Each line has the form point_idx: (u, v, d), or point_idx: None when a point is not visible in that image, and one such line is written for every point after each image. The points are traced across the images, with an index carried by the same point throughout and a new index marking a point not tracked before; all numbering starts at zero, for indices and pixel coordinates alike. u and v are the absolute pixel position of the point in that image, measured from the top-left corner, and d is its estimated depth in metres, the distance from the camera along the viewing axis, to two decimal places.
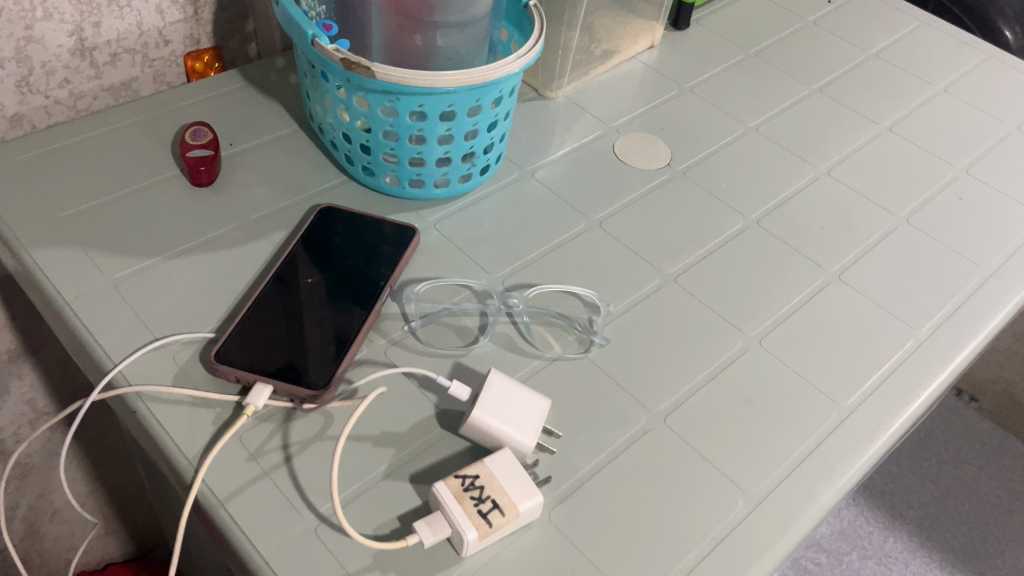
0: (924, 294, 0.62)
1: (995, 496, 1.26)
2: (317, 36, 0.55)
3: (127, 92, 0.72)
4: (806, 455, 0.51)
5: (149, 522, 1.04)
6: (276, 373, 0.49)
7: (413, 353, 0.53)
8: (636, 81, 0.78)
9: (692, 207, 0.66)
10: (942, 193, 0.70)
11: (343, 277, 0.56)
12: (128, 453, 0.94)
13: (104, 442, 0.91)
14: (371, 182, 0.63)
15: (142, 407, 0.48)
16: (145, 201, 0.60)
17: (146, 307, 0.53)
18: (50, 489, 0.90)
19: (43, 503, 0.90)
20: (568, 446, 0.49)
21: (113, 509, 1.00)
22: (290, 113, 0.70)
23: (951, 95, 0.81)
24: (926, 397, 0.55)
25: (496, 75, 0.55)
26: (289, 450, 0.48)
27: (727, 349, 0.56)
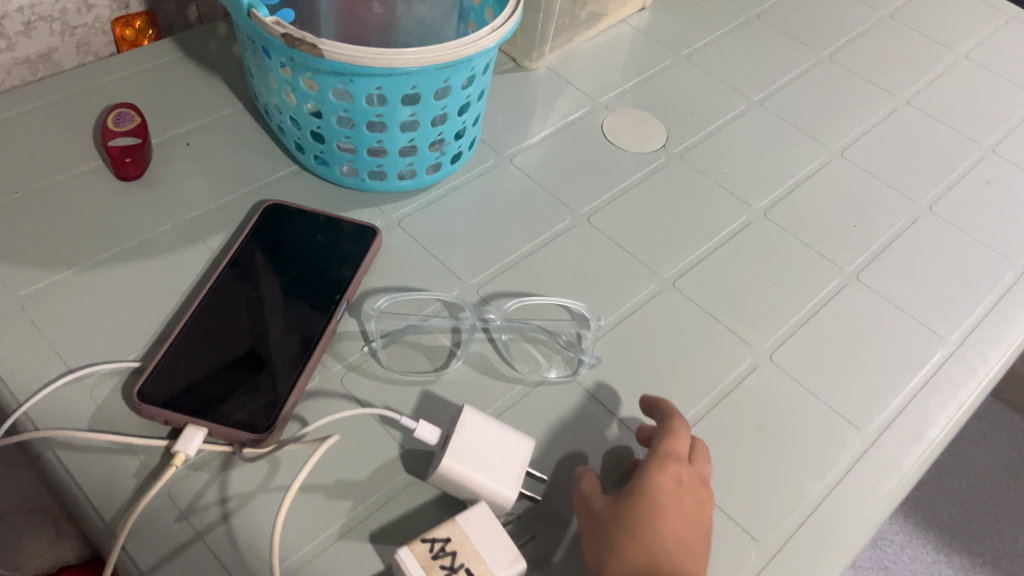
0: (952, 295, 0.55)
1: (992, 473, 1.18)
2: (254, 6, 0.46)
3: (46, 64, 0.62)
4: (826, 495, 0.45)
5: None
6: (211, 413, 0.41)
7: (374, 380, 0.46)
8: (625, 48, 0.70)
9: (691, 196, 0.59)
10: (966, 177, 0.63)
11: (291, 288, 0.48)
12: None
13: None
14: (325, 172, 0.55)
15: (52, 456, 0.41)
16: (63, 199, 0.52)
17: (59, 332, 0.45)
18: None
19: None
20: (555, 493, 0.43)
21: None
22: (234, 90, 0.62)
23: (972, 62, 0.73)
24: (955, 417, 0.49)
25: (468, 52, 0.46)
26: (228, 505, 0.40)
27: (735, 366, 0.49)
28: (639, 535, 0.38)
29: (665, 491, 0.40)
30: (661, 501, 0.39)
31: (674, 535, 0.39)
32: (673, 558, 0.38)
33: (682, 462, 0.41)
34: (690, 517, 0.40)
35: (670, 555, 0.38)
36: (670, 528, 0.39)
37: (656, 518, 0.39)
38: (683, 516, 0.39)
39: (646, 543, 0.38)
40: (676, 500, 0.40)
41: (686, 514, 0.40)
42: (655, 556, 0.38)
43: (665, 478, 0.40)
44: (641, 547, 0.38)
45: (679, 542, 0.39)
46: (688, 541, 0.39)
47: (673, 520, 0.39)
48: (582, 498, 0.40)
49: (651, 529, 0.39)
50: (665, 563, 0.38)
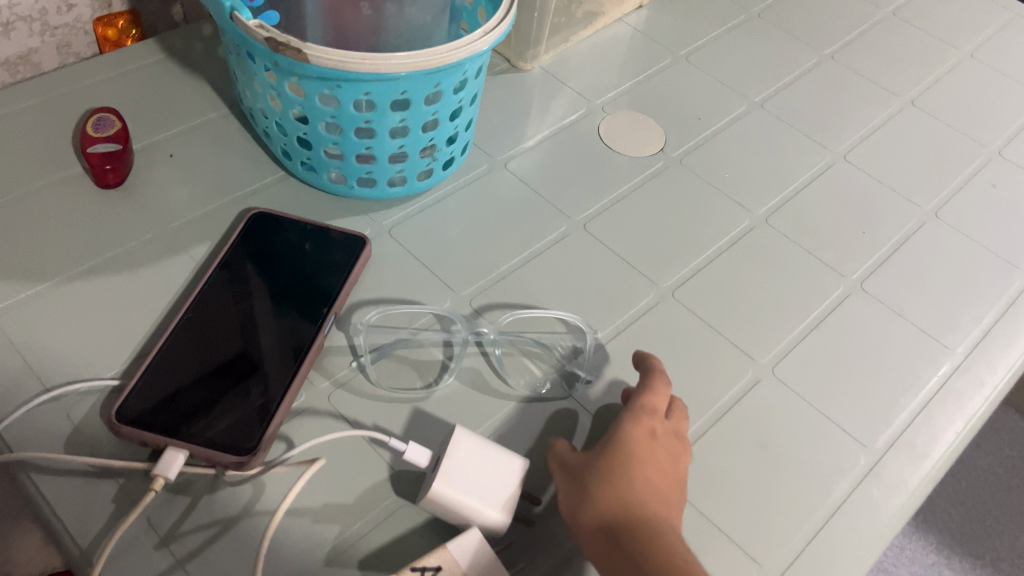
0: (958, 305, 0.54)
1: (992, 473, 1.14)
2: (236, 9, 0.44)
3: (25, 66, 0.60)
4: (831, 515, 0.43)
5: None
6: (192, 435, 0.40)
7: (363, 397, 0.44)
8: (622, 48, 0.68)
9: (690, 202, 0.57)
10: (972, 181, 0.62)
11: (277, 303, 0.46)
12: None
13: None
14: (313, 179, 0.53)
15: (27, 481, 0.39)
16: (41, 208, 0.50)
17: (36, 348, 0.44)
18: None
19: None
20: (551, 515, 0.41)
21: None
22: (220, 93, 0.60)
23: (977, 61, 0.72)
24: (963, 432, 0.47)
25: (460, 57, 0.45)
26: (210, 530, 0.39)
27: (736, 380, 0.48)
28: (611, 480, 0.39)
29: (640, 442, 0.41)
30: (635, 450, 0.40)
31: (647, 483, 0.39)
32: (646, 502, 0.39)
33: (658, 418, 0.42)
34: (664, 469, 0.41)
35: (643, 500, 0.39)
36: (643, 475, 0.39)
37: (629, 465, 0.40)
38: (657, 467, 0.40)
39: (620, 488, 0.39)
40: (650, 450, 0.41)
41: (660, 464, 0.40)
42: (627, 502, 0.39)
43: (637, 429, 0.41)
44: (614, 492, 0.39)
45: (653, 489, 0.39)
46: (661, 489, 0.40)
47: (647, 468, 0.40)
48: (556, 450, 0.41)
49: (624, 475, 0.39)
50: (637, 506, 0.38)
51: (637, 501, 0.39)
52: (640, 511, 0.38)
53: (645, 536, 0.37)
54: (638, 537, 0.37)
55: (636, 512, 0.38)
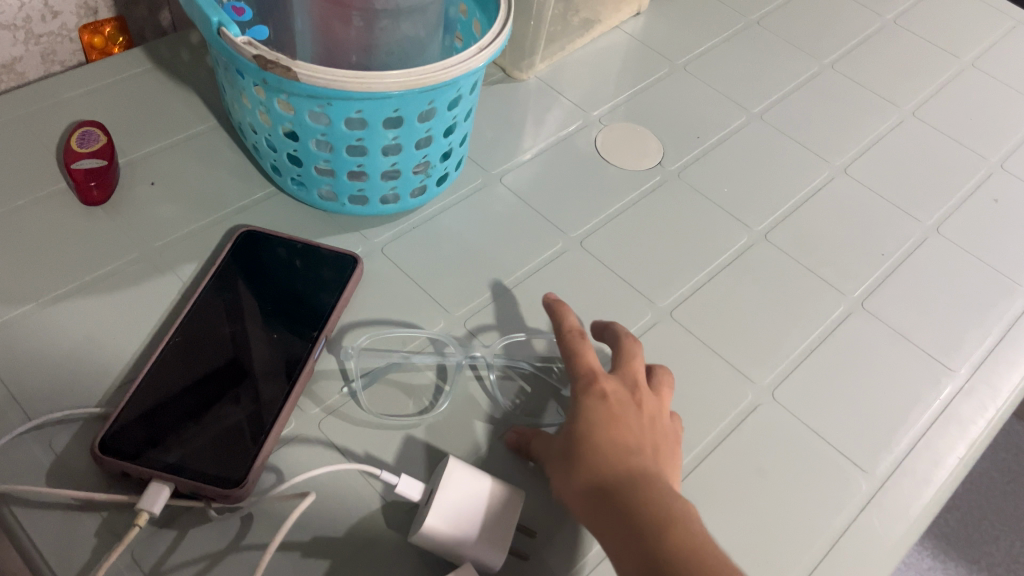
0: (960, 324, 0.53)
1: (988, 477, 1.14)
2: (223, 24, 0.43)
3: (8, 75, 0.59)
4: (831, 545, 0.42)
5: None
6: (178, 467, 0.38)
7: (354, 426, 0.43)
8: (619, 56, 0.67)
9: (688, 218, 0.56)
10: (974, 195, 0.61)
11: (267, 326, 0.45)
12: None
13: None
14: (303, 195, 0.52)
15: (6, 514, 0.38)
16: (23, 227, 0.49)
17: (17, 375, 0.42)
18: None
19: None
20: (548, 547, 0.40)
21: None
22: (208, 105, 0.59)
23: (979, 71, 0.71)
24: (965, 456, 0.47)
25: (453, 75, 0.44)
26: (198, 565, 0.38)
27: (735, 404, 0.47)
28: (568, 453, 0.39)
29: (586, 403, 0.40)
30: (582, 416, 0.40)
31: (615, 444, 0.39)
32: (608, 465, 0.38)
33: (598, 378, 0.41)
34: (621, 423, 0.40)
35: (607, 462, 0.38)
36: (598, 439, 0.39)
37: (582, 431, 0.39)
38: (612, 425, 0.39)
39: (587, 460, 0.38)
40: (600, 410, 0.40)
41: (616, 422, 0.40)
42: (604, 470, 0.38)
43: (585, 396, 0.40)
44: (587, 468, 0.38)
45: (614, 448, 0.39)
46: (623, 443, 0.39)
47: (600, 430, 0.39)
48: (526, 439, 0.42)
49: (577, 444, 0.39)
50: (600, 472, 0.38)
51: (598, 467, 0.38)
52: (604, 475, 0.38)
53: (613, 498, 0.37)
54: (608, 502, 0.37)
55: (601, 478, 0.38)
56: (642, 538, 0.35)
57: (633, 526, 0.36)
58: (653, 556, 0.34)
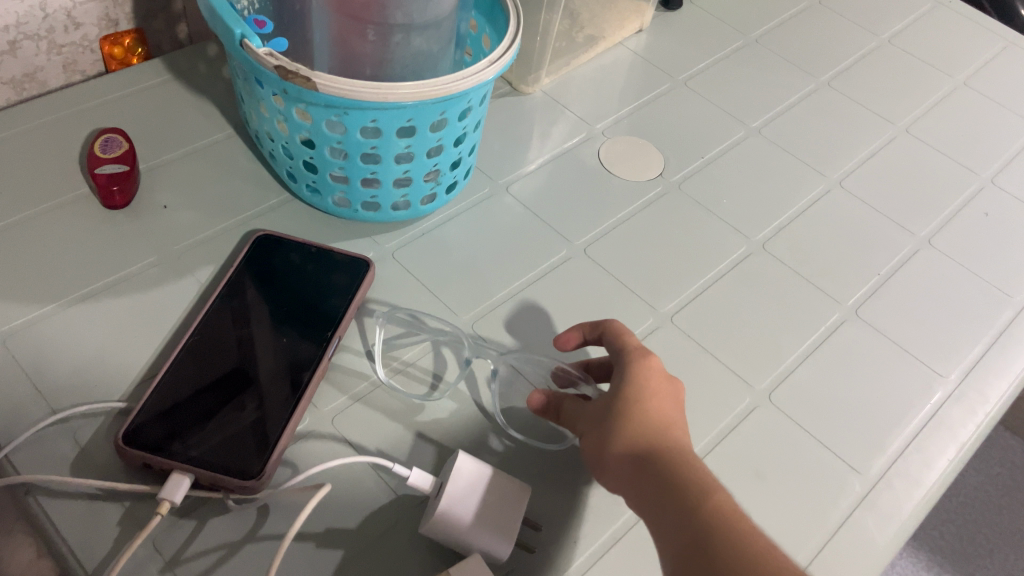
0: (951, 332, 0.55)
1: (983, 492, 1.15)
2: (246, 36, 0.45)
3: (31, 84, 0.61)
4: (826, 542, 0.44)
5: None
6: (197, 460, 0.40)
7: (363, 423, 0.45)
8: (622, 72, 0.69)
9: (689, 227, 0.58)
10: (965, 209, 0.63)
11: (282, 326, 0.47)
12: None
13: None
14: (317, 201, 0.54)
15: (31, 503, 0.40)
16: (47, 230, 0.51)
17: (42, 371, 0.44)
18: None
19: None
20: (552, 542, 0.42)
21: None
22: (225, 115, 0.60)
23: (971, 89, 0.73)
24: (956, 460, 0.48)
25: (465, 87, 0.46)
26: (215, 555, 0.39)
27: (734, 407, 0.48)
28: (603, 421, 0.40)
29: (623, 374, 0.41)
30: (631, 381, 0.41)
31: (660, 413, 0.40)
32: (647, 433, 0.39)
33: (646, 350, 0.43)
34: (658, 394, 0.41)
35: (648, 429, 0.39)
36: (642, 404, 0.40)
37: (619, 399, 0.40)
38: (647, 393, 0.40)
39: (634, 423, 0.39)
40: (646, 378, 0.41)
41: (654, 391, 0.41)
42: (649, 436, 0.39)
43: (635, 364, 0.41)
44: (633, 430, 0.39)
45: (658, 417, 0.40)
46: (665, 415, 0.40)
47: (645, 396, 0.40)
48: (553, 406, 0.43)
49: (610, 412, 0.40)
50: (646, 436, 0.39)
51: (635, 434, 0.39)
52: (650, 440, 0.39)
53: (654, 463, 0.38)
54: (652, 467, 0.38)
55: (641, 444, 0.39)
56: (688, 501, 0.36)
57: (677, 490, 0.37)
58: (698, 520, 0.35)
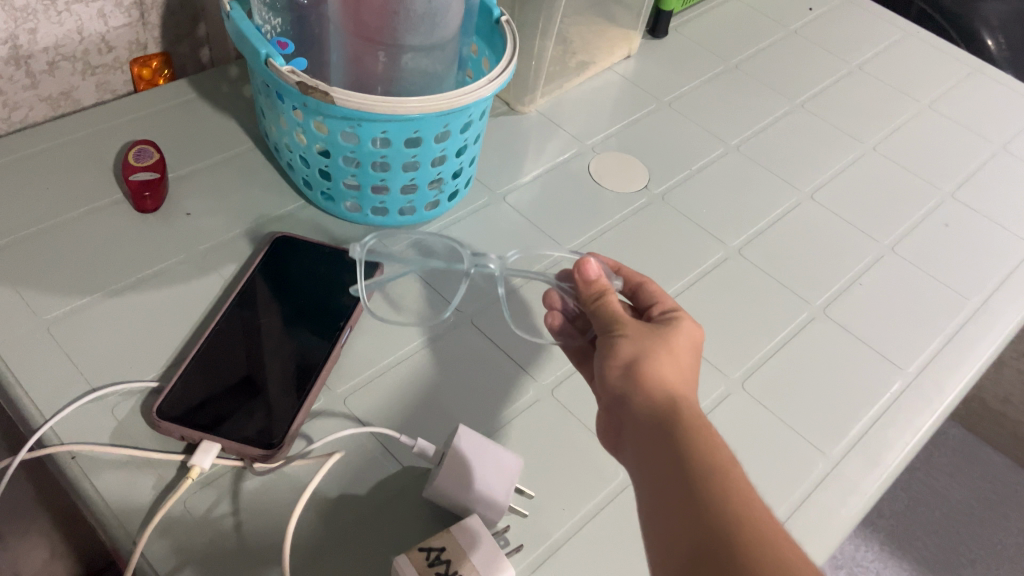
0: (911, 329, 0.59)
1: (966, 504, 1.25)
2: (270, 56, 0.50)
3: (66, 102, 0.66)
4: (792, 512, 0.48)
5: (105, 560, 0.97)
6: (222, 433, 0.45)
7: (372, 404, 0.50)
8: (612, 95, 0.75)
9: (671, 234, 0.63)
10: (927, 219, 0.68)
11: (298, 317, 0.52)
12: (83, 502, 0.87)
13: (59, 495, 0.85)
14: (330, 207, 0.59)
15: (74, 468, 0.44)
16: (85, 231, 0.56)
17: (82, 353, 0.49)
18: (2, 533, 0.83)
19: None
20: (541, 509, 0.46)
21: (78, 562, 0.94)
22: (245, 130, 0.66)
23: (935, 112, 0.79)
24: (914, 442, 0.53)
25: (466, 102, 0.51)
26: (239, 516, 0.44)
27: (710, 393, 0.53)
28: (643, 353, 0.43)
29: (667, 329, 0.45)
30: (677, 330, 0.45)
31: (690, 365, 0.44)
32: (677, 377, 0.42)
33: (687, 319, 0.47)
34: (690, 362, 0.44)
35: (679, 369, 0.43)
36: (679, 351, 0.44)
37: (662, 338, 0.44)
38: (683, 362, 0.44)
39: (672, 358, 0.43)
40: (688, 336, 0.45)
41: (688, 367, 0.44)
42: (678, 374, 0.43)
43: (684, 321, 0.46)
44: (670, 362, 0.43)
45: (688, 368, 0.44)
46: (692, 370, 0.44)
47: (683, 348, 0.44)
48: (596, 293, 0.47)
49: (654, 350, 0.43)
50: (677, 373, 0.43)
51: (671, 380, 0.42)
52: (680, 379, 0.43)
53: (682, 395, 0.42)
54: (678, 396, 0.41)
55: (672, 375, 0.42)
56: (707, 429, 0.40)
57: (697, 419, 0.40)
58: (712, 443, 0.39)
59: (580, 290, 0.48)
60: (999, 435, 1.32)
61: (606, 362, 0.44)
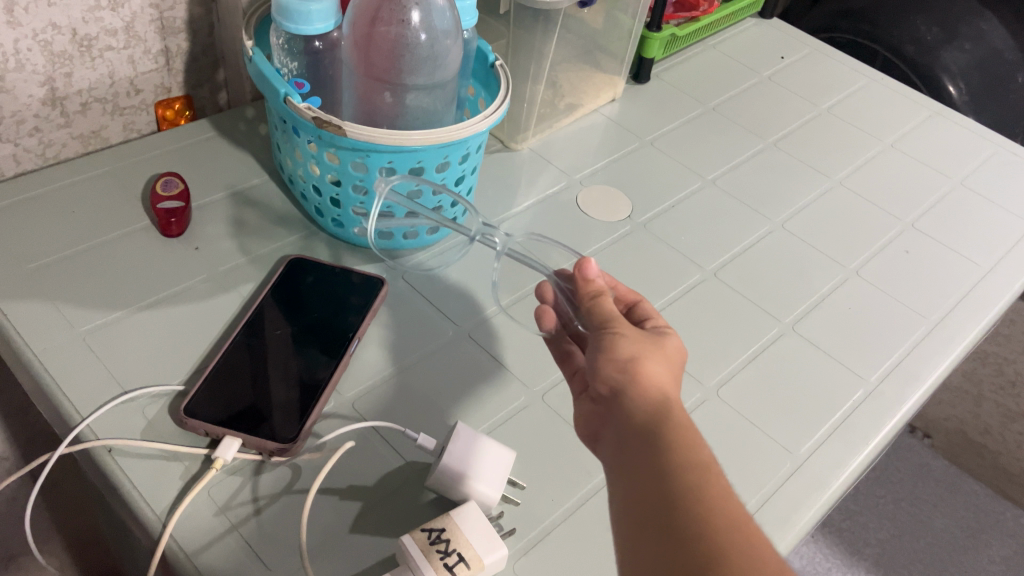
0: (875, 344, 0.65)
1: (949, 533, 1.28)
2: (289, 94, 0.56)
3: (96, 139, 0.72)
4: (762, 503, 0.53)
5: None
6: (244, 429, 0.50)
7: (378, 406, 0.55)
8: (598, 134, 0.81)
9: (652, 259, 0.68)
10: (889, 247, 0.73)
11: (310, 328, 0.57)
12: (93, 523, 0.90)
13: (71, 515, 0.88)
14: (340, 233, 0.65)
15: (110, 460, 0.48)
16: (116, 253, 0.61)
17: (115, 361, 0.54)
18: (18, 551, 0.87)
19: (13, 568, 0.87)
20: (532, 499, 0.51)
21: None
22: (261, 164, 0.72)
23: (898, 151, 0.85)
24: (875, 444, 0.57)
25: (464, 135, 0.57)
26: (258, 503, 0.48)
27: (687, 399, 0.58)
28: (639, 364, 0.45)
29: (659, 344, 0.47)
30: (667, 346, 0.48)
31: (674, 374, 0.46)
32: (665, 384, 0.45)
33: (669, 332, 0.50)
34: (674, 371, 0.47)
35: (664, 374, 0.45)
36: (664, 361, 0.46)
37: (650, 348, 0.46)
38: (670, 375, 0.46)
39: (658, 365, 0.46)
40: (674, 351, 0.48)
41: (673, 385, 0.46)
42: (668, 388, 0.45)
43: (673, 341, 0.48)
44: (659, 369, 0.45)
45: (671, 375, 0.46)
46: (675, 377, 0.47)
47: (670, 360, 0.47)
48: (595, 294, 0.51)
49: (649, 363, 0.45)
50: (663, 380, 0.45)
51: (657, 391, 0.44)
52: (666, 387, 0.45)
53: (669, 400, 0.44)
54: (668, 403, 0.44)
55: (663, 387, 0.45)
56: (687, 429, 0.42)
57: (677, 420, 0.43)
58: (687, 440, 0.42)
59: (582, 291, 0.52)
60: (980, 466, 1.36)
61: (603, 357, 0.46)
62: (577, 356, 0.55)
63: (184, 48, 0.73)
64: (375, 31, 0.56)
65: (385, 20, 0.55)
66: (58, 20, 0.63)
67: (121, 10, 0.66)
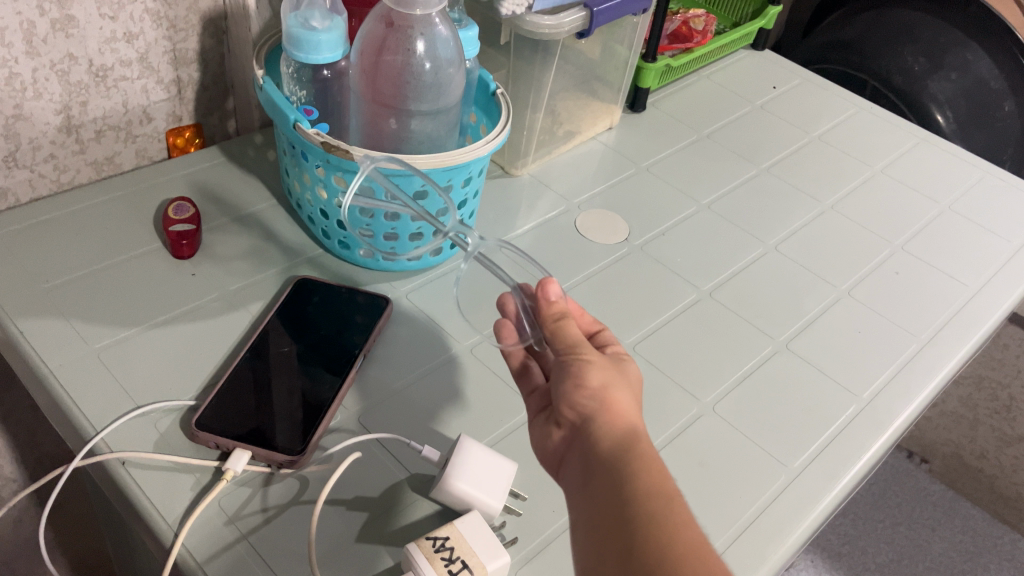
0: (867, 362, 0.66)
1: (947, 557, 1.29)
2: (299, 120, 0.58)
3: (109, 166, 0.74)
4: (758, 514, 0.54)
5: None
6: (253, 442, 0.51)
7: (382, 419, 0.56)
8: (596, 160, 0.84)
9: (648, 280, 0.70)
10: (879, 269, 0.75)
11: (316, 346, 0.59)
12: (96, 543, 0.91)
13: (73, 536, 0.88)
14: (346, 254, 0.67)
15: (124, 471, 0.50)
16: (128, 274, 0.63)
17: (128, 376, 0.55)
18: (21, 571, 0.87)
19: None
20: (534, 511, 0.52)
21: None
22: (269, 189, 0.74)
23: (886, 176, 0.87)
24: (867, 459, 0.59)
25: (467, 159, 0.59)
26: (268, 513, 0.49)
27: (684, 414, 0.59)
28: (608, 400, 0.46)
29: (623, 376, 0.48)
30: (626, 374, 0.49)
31: (634, 403, 0.47)
32: (630, 416, 0.46)
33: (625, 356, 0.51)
34: (634, 399, 0.48)
35: (629, 406, 0.47)
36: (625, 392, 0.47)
37: (614, 381, 0.47)
38: (632, 406, 0.47)
39: (620, 398, 0.47)
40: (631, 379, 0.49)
41: (636, 414, 0.47)
42: (634, 422, 0.46)
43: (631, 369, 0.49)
44: (625, 403, 0.46)
45: (632, 403, 0.47)
46: (637, 405, 0.48)
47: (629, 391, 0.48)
48: (559, 319, 0.51)
49: (616, 394, 0.46)
50: (628, 412, 0.46)
51: (623, 426, 0.45)
52: (630, 418, 0.46)
53: (636, 434, 0.45)
54: (636, 438, 0.45)
55: (630, 421, 0.46)
56: (651, 462, 0.44)
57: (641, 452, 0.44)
58: (648, 471, 0.43)
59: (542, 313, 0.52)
60: (978, 490, 1.37)
61: (571, 384, 0.47)
62: (535, 373, 0.55)
63: (195, 78, 0.75)
64: (381, 59, 0.58)
65: (392, 49, 0.58)
66: (74, 51, 0.65)
67: (136, 42, 0.68)
